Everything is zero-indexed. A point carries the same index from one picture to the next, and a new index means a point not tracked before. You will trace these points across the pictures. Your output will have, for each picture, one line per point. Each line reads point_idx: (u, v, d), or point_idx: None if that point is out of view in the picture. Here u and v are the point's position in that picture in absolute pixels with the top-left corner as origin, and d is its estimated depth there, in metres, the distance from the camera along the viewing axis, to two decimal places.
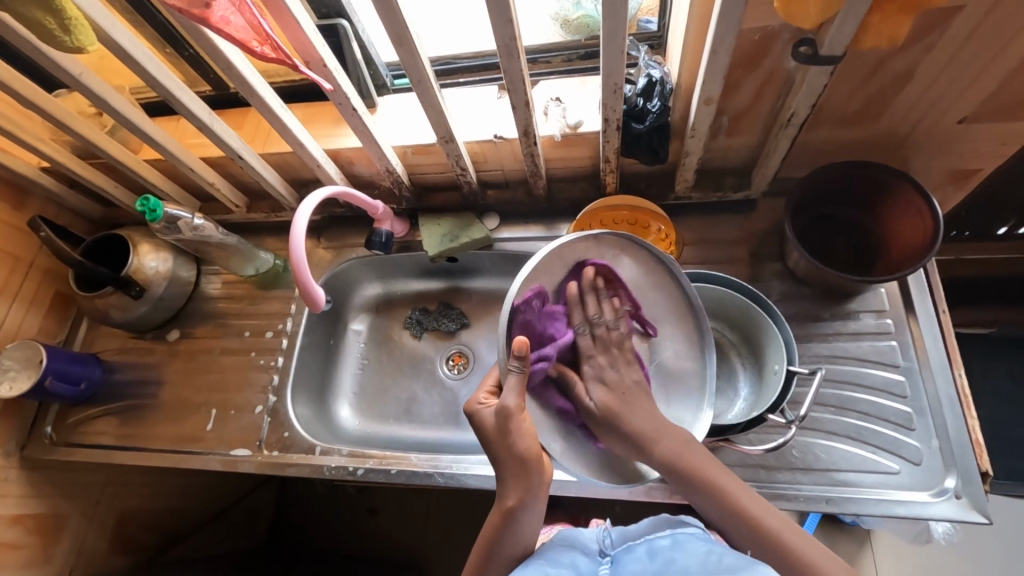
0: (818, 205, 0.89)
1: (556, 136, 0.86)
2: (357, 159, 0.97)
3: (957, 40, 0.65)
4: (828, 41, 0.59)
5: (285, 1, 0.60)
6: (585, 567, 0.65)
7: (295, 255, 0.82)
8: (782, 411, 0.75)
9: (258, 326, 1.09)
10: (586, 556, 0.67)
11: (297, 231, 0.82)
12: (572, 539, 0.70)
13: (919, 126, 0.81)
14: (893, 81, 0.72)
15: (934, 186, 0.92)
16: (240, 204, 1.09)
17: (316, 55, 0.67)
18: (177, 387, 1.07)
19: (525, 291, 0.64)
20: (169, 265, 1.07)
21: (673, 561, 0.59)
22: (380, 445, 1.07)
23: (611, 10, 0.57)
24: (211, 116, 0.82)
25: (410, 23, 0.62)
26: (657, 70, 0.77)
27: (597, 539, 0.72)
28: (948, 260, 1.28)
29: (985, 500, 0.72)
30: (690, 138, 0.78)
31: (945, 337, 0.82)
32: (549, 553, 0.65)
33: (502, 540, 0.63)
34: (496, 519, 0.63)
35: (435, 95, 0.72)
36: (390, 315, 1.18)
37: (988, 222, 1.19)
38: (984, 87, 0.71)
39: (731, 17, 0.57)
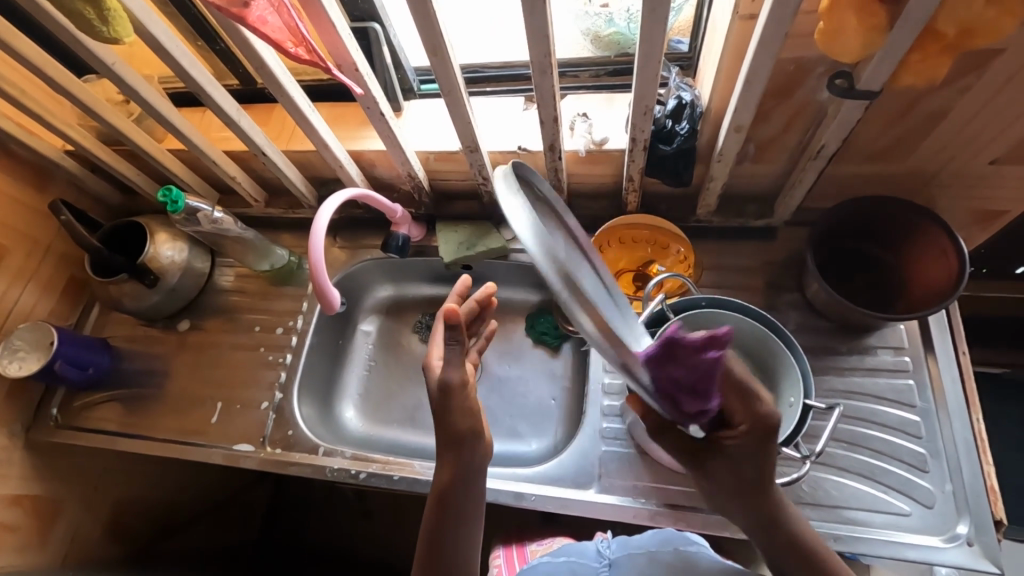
0: (840, 237, 0.88)
1: (580, 151, 0.86)
2: (379, 162, 0.96)
3: (994, 83, 0.65)
4: (866, 76, 0.59)
5: (324, 7, 0.60)
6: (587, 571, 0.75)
7: (314, 254, 0.81)
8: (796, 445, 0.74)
9: (269, 322, 1.09)
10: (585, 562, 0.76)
11: (317, 230, 0.81)
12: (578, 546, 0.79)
13: (948, 165, 0.80)
14: (926, 119, 0.72)
15: (959, 224, 0.91)
16: (259, 198, 1.09)
17: (349, 60, 0.68)
18: (184, 379, 1.07)
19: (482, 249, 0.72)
20: (184, 255, 1.07)
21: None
22: (383, 449, 1.06)
23: (648, 33, 0.57)
24: (239, 112, 0.82)
25: (446, 33, 0.63)
26: (688, 92, 0.76)
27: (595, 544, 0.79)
28: (967, 296, 1.26)
29: (997, 550, 0.70)
30: (716, 163, 0.78)
31: (965, 379, 0.80)
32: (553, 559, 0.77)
33: (443, 522, 0.67)
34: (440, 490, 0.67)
35: (464, 105, 0.72)
36: (400, 319, 1.18)
37: (1010, 260, 1.18)
38: (1019, 131, 0.70)
39: (770, 46, 0.57)
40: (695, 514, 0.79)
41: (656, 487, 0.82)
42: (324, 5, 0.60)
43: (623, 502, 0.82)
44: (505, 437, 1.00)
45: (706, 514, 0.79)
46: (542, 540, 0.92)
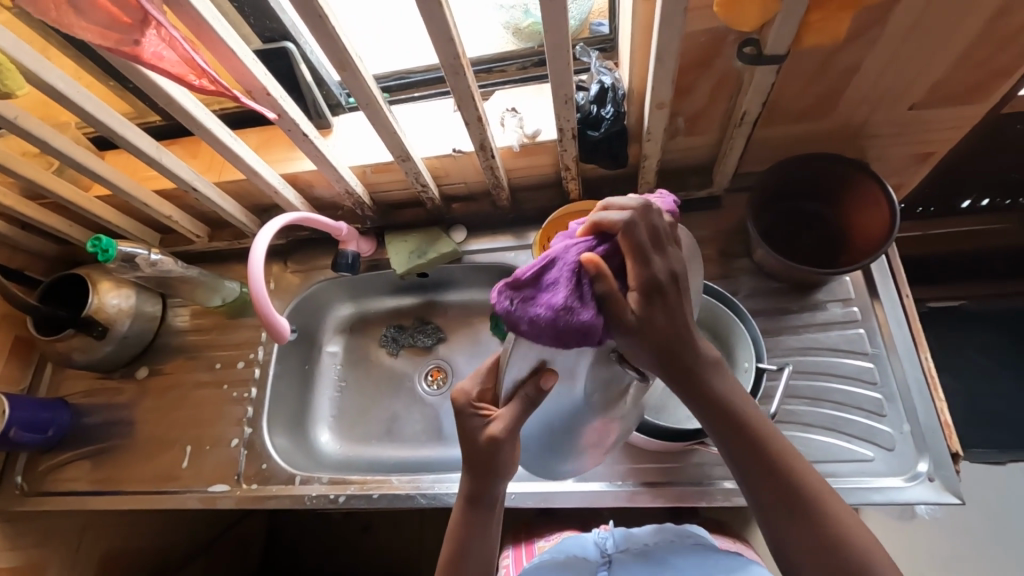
0: (780, 199, 0.90)
1: (514, 146, 0.85)
2: (316, 182, 0.94)
3: (899, 32, 0.66)
4: (771, 41, 0.59)
5: (219, 35, 0.58)
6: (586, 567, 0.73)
7: (253, 284, 0.78)
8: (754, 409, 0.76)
9: (230, 357, 1.06)
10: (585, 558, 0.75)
11: (254, 258, 0.79)
12: (574, 542, 0.78)
13: (872, 115, 0.81)
14: (842, 74, 0.73)
15: (894, 170, 0.93)
16: (201, 234, 1.06)
17: (258, 85, 0.66)
18: (149, 427, 1.04)
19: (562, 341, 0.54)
20: (131, 301, 1.04)
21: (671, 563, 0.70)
22: (363, 469, 1.05)
23: (551, 22, 0.56)
24: (158, 149, 0.80)
25: (351, 47, 0.61)
26: (608, 75, 0.76)
27: (595, 538, 0.78)
28: None
29: (957, 481, 0.73)
30: (647, 142, 0.78)
31: (910, 321, 0.83)
32: (553, 556, 0.75)
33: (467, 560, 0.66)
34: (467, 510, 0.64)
35: (385, 116, 0.71)
36: (366, 335, 1.17)
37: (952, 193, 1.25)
38: (930, 74, 0.72)
39: (673, 23, 0.57)
40: (671, 488, 0.81)
41: (632, 467, 0.83)
42: (220, 33, 0.58)
43: (599, 487, 0.83)
44: None
45: (681, 487, 0.81)
46: (547, 537, 0.91)
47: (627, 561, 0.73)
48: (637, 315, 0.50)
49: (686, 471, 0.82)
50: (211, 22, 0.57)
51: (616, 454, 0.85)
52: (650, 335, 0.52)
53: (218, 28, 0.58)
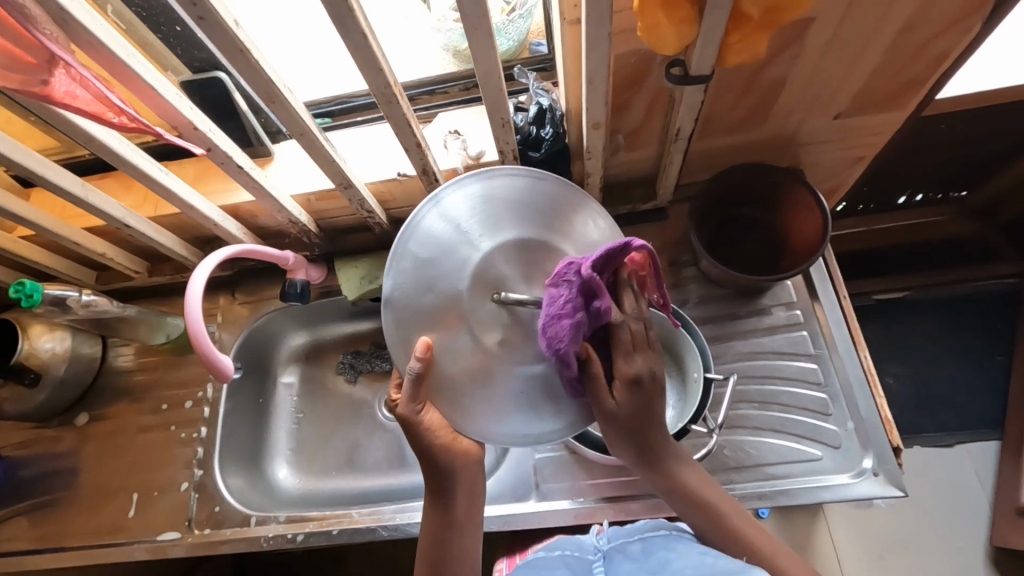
0: (722, 209, 0.92)
1: (458, 168, 0.85)
2: (259, 212, 0.92)
3: (816, 49, 0.69)
4: (695, 62, 0.61)
5: (136, 72, 0.56)
6: (579, 566, 0.67)
7: (191, 322, 0.76)
8: (706, 419, 0.77)
9: (176, 397, 1.02)
10: (580, 556, 0.69)
11: (192, 296, 0.76)
12: (568, 541, 0.73)
13: (801, 126, 0.85)
14: (768, 89, 0.76)
15: (827, 175, 0.97)
16: (140, 269, 1.02)
17: (183, 120, 0.64)
18: (91, 477, 0.99)
19: (410, 293, 0.62)
20: (67, 343, 0.98)
21: (667, 563, 0.62)
22: (324, 502, 1.02)
23: (479, 50, 0.57)
24: (84, 187, 0.76)
25: (278, 79, 0.60)
26: (546, 97, 0.77)
27: (594, 539, 0.73)
28: None
29: (900, 475, 0.75)
30: (588, 161, 0.79)
31: (849, 321, 0.86)
32: (544, 555, 0.70)
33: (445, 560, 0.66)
34: (432, 501, 0.68)
35: (321, 145, 0.70)
36: (322, 363, 1.14)
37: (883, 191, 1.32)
38: (849, 86, 0.75)
39: (598, 48, 0.58)
40: (633, 502, 0.81)
41: (593, 483, 0.84)
42: (137, 70, 0.56)
43: (562, 505, 0.83)
44: None
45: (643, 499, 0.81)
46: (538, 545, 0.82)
47: (621, 559, 0.67)
48: (620, 405, 0.63)
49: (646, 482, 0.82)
50: (127, 60, 0.55)
51: (578, 470, 0.85)
52: (632, 421, 0.64)
53: (134, 66, 0.56)
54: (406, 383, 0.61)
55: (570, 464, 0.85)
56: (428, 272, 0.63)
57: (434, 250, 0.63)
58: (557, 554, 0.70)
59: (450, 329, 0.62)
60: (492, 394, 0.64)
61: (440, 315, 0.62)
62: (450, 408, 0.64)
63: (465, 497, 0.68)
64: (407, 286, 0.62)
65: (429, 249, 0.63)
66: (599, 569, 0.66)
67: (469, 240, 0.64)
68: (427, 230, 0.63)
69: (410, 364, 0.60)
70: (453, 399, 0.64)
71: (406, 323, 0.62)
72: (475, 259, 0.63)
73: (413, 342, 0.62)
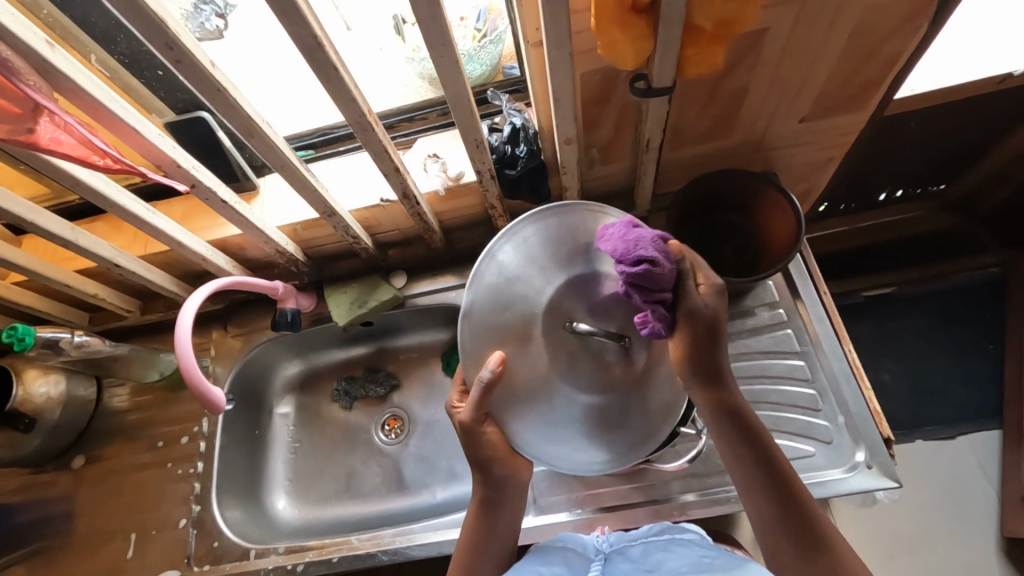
0: (699, 215, 0.94)
1: (438, 190, 0.87)
2: (248, 244, 0.93)
3: (773, 56, 0.72)
4: (656, 75, 0.64)
5: (118, 116, 0.58)
6: (579, 563, 0.67)
7: (182, 357, 0.76)
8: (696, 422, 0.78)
9: (172, 433, 1.02)
10: (580, 552, 0.70)
11: (182, 329, 0.77)
12: (571, 540, 0.71)
13: (769, 130, 0.87)
14: (733, 97, 0.78)
15: (800, 176, 1.00)
16: (132, 308, 1.03)
17: (167, 159, 0.65)
18: (89, 520, 0.98)
19: (484, 315, 0.70)
20: (61, 387, 0.99)
21: (665, 563, 0.63)
22: (324, 531, 1.02)
23: (447, 76, 0.59)
24: (74, 230, 0.78)
25: (256, 114, 0.63)
26: (518, 117, 0.79)
27: (594, 540, 0.73)
28: None
29: (892, 466, 0.76)
30: (564, 175, 0.81)
31: (831, 316, 0.87)
32: (546, 547, 0.68)
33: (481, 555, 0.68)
34: (478, 511, 0.70)
35: (302, 176, 0.72)
36: (317, 392, 1.15)
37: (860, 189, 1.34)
38: (810, 90, 0.78)
39: (561, 67, 0.61)
40: (631, 511, 0.81)
41: (590, 494, 0.84)
42: (119, 114, 0.59)
43: (561, 518, 0.82)
44: (447, 481, 1.03)
45: (640, 507, 0.81)
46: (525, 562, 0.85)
47: (620, 559, 0.67)
48: (711, 307, 0.63)
49: (643, 490, 0.82)
50: (109, 105, 0.57)
51: (574, 482, 0.85)
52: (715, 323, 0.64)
53: (117, 110, 0.58)
54: (474, 393, 0.67)
55: (566, 476, 0.85)
56: (504, 297, 0.70)
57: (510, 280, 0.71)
58: (558, 544, 0.70)
59: (522, 350, 0.69)
60: (552, 415, 0.70)
61: (514, 335, 0.69)
62: (509, 428, 0.69)
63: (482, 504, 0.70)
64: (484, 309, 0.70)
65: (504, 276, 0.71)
66: (597, 568, 0.66)
67: (540, 271, 0.71)
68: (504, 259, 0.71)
69: (481, 373, 0.66)
70: (517, 416, 0.69)
71: (478, 341, 0.69)
72: (547, 288, 0.70)
73: (485, 356, 0.69)
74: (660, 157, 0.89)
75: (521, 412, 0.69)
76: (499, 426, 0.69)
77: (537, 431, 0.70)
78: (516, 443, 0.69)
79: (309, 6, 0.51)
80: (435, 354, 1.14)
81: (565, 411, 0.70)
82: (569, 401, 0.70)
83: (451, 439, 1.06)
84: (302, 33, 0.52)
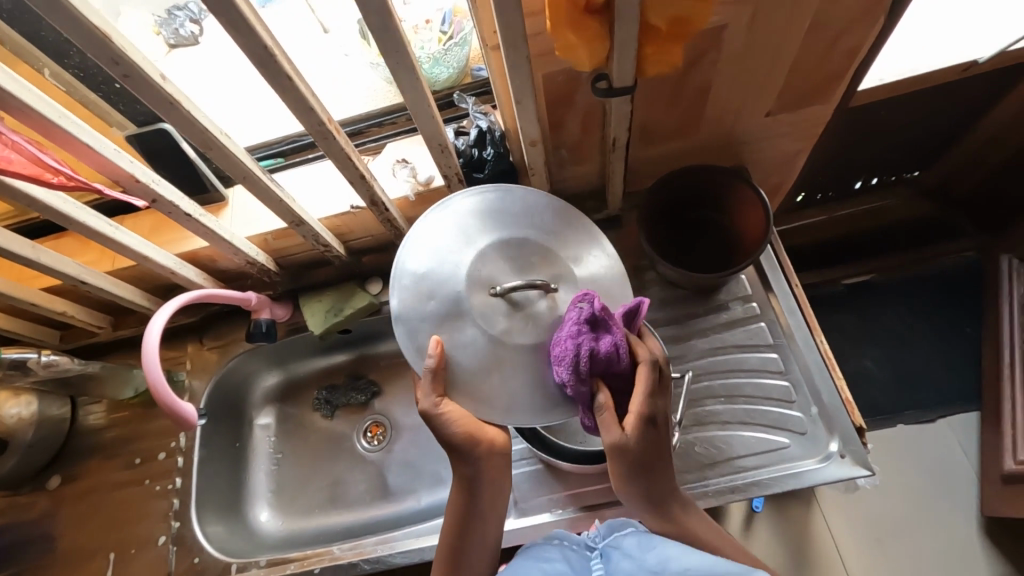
0: (671, 210, 0.95)
1: (409, 195, 0.86)
2: (218, 256, 0.92)
3: (734, 52, 0.72)
4: (616, 74, 0.64)
5: (69, 132, 0.57)
6: (577, 565, 0.62)
7: (149, 372, 0.75)
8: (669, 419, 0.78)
9: (149, 449, 1.00)
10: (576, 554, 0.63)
11: (148, 345, 0.76)
12: (568, 538, 0.66)
13: (735, 125, 0.88)
14: (697, 94, 0.78)
15: (769, 169, 1.01)
16: (103, 324, 1.01)
17: (124, 174, 0.64)
18: (67, 541, 0.96)
19: (416, 305, 0.65)
20: (33, 408, 0.97)
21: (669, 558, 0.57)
22: (308, 541, 1.01)
23: (405, 81, 0.59)
24: (35, 248, 0.76)
25: (213, 127, 0.62)
26: (484, 119, 0.79)
27: (587, 536, 0.67)
28: None
29: (865, 454, 0.77)
30: (533, 176, 0.81)
31: (803, 307, 0.88)
32: (541, 546, 0.64)
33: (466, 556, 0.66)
34: (460, 494, 0.66)
35: (266, 186, 0.71)
36: (298, 401, 1.13)
37: None
38: (774, 84, 0.78)
39: (519, 69, 0.60)
40: (611, 509, 0.81)
41: (571, 494, 0.84)
42: (70, 130, 0.58)
43: (543, 519, 0.83)
44: (431, 486, 1.03)
45: (620, 505, 0.81)
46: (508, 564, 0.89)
47: (618, 556, 0.61)
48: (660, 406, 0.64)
49: None
50: (59, 121, 0.56)
51: (555, 483, 0.85)
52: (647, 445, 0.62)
53: (67, 126, 0.57)
54: (425, 378, 0.62)
55: (547, 477, 0.85)
56: (431, 283, 0.65)
57: (430, 265, 0.66)
58: (553, 546, 0.64)
59: (461, 321, 0.64)
60: (511, 379, 0.64)
61: (449, 315, 0.64)
62: (468, 401, 0.64)
63: (461, 500, 0.67)
64: (414, 300, 0.65)
65: (427, 261, 0.66)
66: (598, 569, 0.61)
67: (460, 250, 0.67)
68: (420, 247, 0.67)
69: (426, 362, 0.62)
70: (478, 391, 0.63)
71: (418, 334, 0.64)
72: (472, 258, 0.66)
73: (425, 344, 0.64)
74: (629, 154, 0.89)
75: (481, 386, 0.63)
76: (461, 403, 0.64)
77: (502, 399, 0.64)
78: (480, 416, 0.64)
79: (258, 17, 0.50)
80: None
81: (522, 366, 0.64)
82: (525, 362, 0.64)
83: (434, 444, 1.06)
84: (252, 44, 0.51)
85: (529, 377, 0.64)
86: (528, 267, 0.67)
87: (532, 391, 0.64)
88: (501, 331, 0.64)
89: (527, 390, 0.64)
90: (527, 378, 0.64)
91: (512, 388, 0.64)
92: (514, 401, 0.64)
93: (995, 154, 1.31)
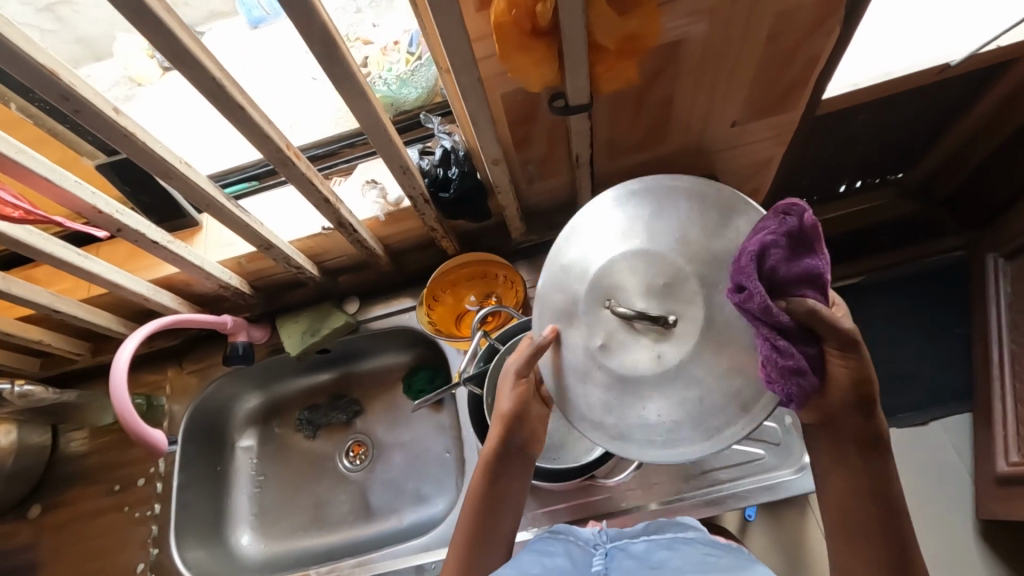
0: None
1: (378, 216, 0.87)
2: (193, 280, 0.92)
3: (692, 66, 0.72)
4: (572, 92, 0.64)
5: (27, 167, 0.58)
6: (580, 557, 0.65)
7: (116, 399, 0.76)
8: None
9: (129, 476, 1.00)
10: (580, 546, 0.68)
11: (115, 370, 0.77)
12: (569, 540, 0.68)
13: (703, 136, 0.88)
14: (660, 107, 0.79)
15: (743, 177, 1.01)
16: (82, 350, 1.01)
17: (86, 206, 0.65)
18: (48, 569, 0.96)
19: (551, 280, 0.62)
20: (13, 436, 0.96)
21: (670, 560, 0.61)
22: (289, 565, 1.00)
23: (358, 107, 0.60)
24: (6, 279, 0.77)
25: (172, 157, 0.62)
26: (448, 139, 0.80)
27: (593, 535, 0.72)
28: None
29: None
30: (499, 193, 0.81)
31: None
32: (544, 538, 0.67)
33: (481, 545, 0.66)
34: (485, 479, 0.68)
35: (231, 212, 0.72)
36: (279, 423, 1.13)
37: None
38: (736, 95, 0.79)
39: (472, 90, 0.61)
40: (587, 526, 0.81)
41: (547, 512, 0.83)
42: (28, 165, 0.58)
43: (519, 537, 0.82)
44: (413, 504, 1.02)
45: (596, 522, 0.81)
46: None
47: (622, 556, 0.66)
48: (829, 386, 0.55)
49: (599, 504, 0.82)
50: (16, 157, 0.57)
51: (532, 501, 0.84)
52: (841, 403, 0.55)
53: (25, 162, 0.58)
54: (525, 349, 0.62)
55: None
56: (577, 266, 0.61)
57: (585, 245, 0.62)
58: (558, 540, 0.68)
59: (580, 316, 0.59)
60: (617, 396, 0.58)
61: (572, 306, 0.60)
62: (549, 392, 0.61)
63: (482, 490, 0.68)
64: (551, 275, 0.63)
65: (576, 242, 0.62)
66: (600, 562, 0.65)
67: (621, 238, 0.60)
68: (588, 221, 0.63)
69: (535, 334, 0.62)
70: (568, 389, 0.60)
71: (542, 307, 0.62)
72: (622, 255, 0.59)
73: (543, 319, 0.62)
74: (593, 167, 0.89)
75: (572, 388, 0.60)
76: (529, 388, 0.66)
77: (588, 411, 0.59)
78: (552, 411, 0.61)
79: (205, 51, 0.51)
80: (397, 377, 1.13)
81: (627, 387, 0.58)
82: (628, 388, 0.58)
83: (416, 462, 1.05)
84: (200, 77, 0.52)
85: (622, 404, 0.58)
86: (679, 290, 0.57)
87: (619, 420, 0.58)
88: (618, 348, 0.58)
89: (623, 415, 0.58)
90: (622, 405, 0.58)
91: (608, 408, 0.58)
92: (608, 417, 0.58)
93: (976, 151, 1.31)
